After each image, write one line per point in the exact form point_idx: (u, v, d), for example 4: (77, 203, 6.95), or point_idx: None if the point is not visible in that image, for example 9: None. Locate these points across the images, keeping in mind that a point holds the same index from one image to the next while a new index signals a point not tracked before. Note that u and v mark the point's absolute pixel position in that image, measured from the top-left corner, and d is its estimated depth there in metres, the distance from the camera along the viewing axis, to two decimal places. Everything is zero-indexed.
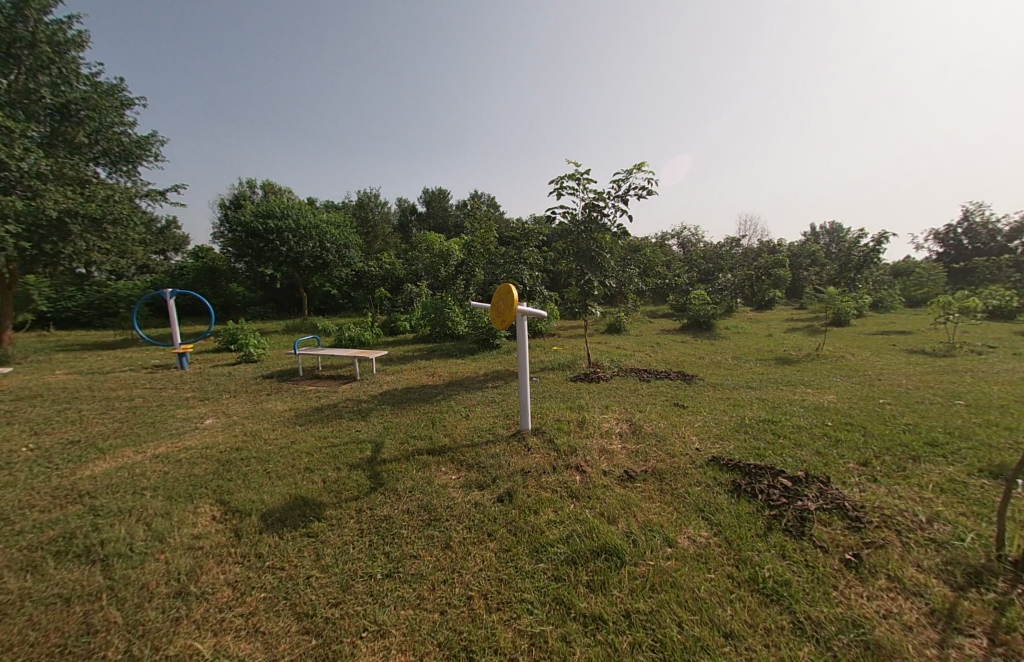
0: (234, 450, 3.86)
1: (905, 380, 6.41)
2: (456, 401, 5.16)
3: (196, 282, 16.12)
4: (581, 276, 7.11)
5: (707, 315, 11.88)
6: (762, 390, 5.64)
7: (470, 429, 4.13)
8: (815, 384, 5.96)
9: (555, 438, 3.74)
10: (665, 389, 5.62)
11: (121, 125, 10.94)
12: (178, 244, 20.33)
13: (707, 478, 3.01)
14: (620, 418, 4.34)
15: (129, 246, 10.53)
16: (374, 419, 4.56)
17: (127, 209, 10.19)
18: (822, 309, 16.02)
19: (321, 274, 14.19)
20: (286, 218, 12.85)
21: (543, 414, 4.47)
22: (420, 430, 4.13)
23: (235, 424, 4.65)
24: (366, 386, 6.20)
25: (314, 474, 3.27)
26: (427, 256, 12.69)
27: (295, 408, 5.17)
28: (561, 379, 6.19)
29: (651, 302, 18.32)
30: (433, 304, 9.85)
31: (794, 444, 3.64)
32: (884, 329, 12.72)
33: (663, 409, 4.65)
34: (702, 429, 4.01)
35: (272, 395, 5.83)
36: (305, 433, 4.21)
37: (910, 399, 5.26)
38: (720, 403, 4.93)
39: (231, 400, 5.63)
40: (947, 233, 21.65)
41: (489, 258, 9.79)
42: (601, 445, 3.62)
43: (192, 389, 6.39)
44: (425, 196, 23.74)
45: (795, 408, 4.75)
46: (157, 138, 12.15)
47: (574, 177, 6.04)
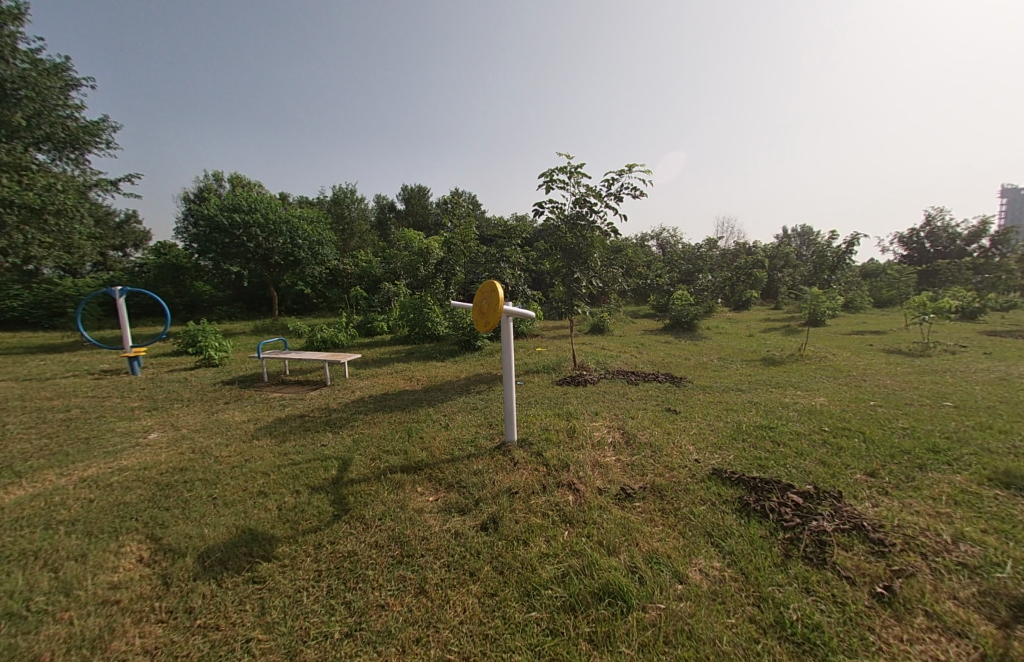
0: (178, 471, 3.40)
1: (891, 381, 6.35)
2: (434, 408, 4.78)
3: (157, 281, 15.16)
4: (566, 275, 6.83)
5: (690, 316, 11.79)
6: (753, 392, 5.45)
7: (450, 442, 3.76)
8: (804, 386, 5.82)
9: (543, 450, 3.41)
10: (654, 392, 5.37)
11: (67, 109, 10.10)
12: (139, 240, 19.12)
13: (712, 495, 2.74)
14: (611, 425, 4.05)
15: (77, 240, 9.71)
16: (343, 431, 4.15)
17: (73, 200, 9.37)
18: (797, 310, 16.26)
19: (292, 272, 13.50)
20: (254, 212, 12.11)
21: (529, 422, 4.14)
22: (394, 443, 3.74)
23: (183, 439, 4.15)
24: (336, 392, 5.74)
25: (268, 500, 2.85)
26: (404, 253, 12.19)
27: (255, 418, 4.69)
28: (546, 382, 5.88)
29: (632, 303, 18.25)
30: (411, 304, 9.39)
31: (796, 453, 3.42)
32: (859, 328, 12.92)
33: (656, 415, 4.38)
34: (699, 437, 3.76)
35: (230, 404, 5.31)
36: (264, 448, 3.77)
37: (900, 401, 5.16)
38: (714, 408, 4.71)
39: (184, 411, 5.11)
40: (911, 236, 22.37)
41: (469, 256, 9.41)
42: (594, 457, 3.31)
43: (141, 398, 5.80)
44: (403, 193, 23.09)
45: (790, 412, 4.56)
46: (109, 124, 11.32)
47: (566, 171, 5.75)
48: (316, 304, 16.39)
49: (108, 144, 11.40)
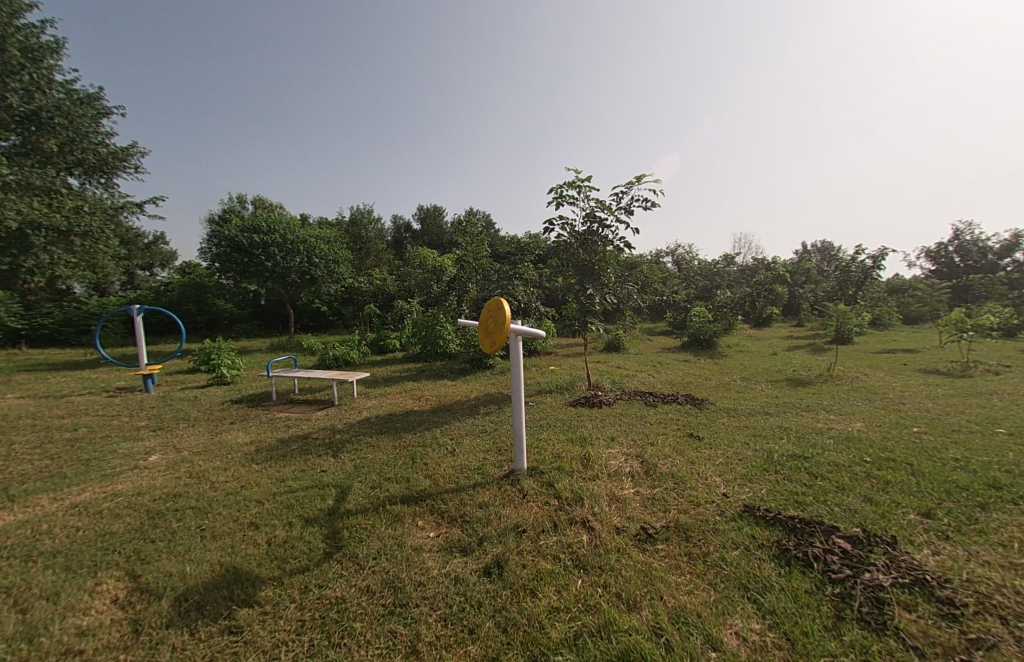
0: (171, 497, 3.24)
1: (932, 404, 5.89)
2: (441, 431, 4.56)
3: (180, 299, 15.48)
4: (580, 292, 6.62)
5: (709, 334, 11.39)
6: (781, 416, 5.08)
7: (455, 469, 3.53)
8: (837, 410, 5.42)
9: (555, 481, 3.15)
10: (674, 415, 5.04)
11: (98, 135, 10.48)
12: (165, 260, 19.66)
13: (745, 538, 2.44)
14: (629, 453, 3.77)
15: (101, 260, 9.94)
16: (345, 455, 3.95)
17: (99, 222, 9.62)
18: (822, 327, 15.65)
19: (308, 290, 13.61)
20: (272, 232, 12.29)
21: (541, 448, 3.88)
22: (397, 470, 3.52)
23: (183, 462, 4.01)
24: (343, 412, 5.58)
25: (258, 533, 2.65)
26: (418, 271, 12.17)
27: (258, 440, 4.54)
28: (560, 403, 5.62)
29: (648, 320, 17.85)
30: (422, 321, 9.27)
31: (837, 488, 3.09)
32: (890, 346, 12.30)
33: (677, 441, 4.07)
34: (726, 468, 3.44)
35: (236, 424, 5.19)
36: (262, 474, 3.59)
37: (945, 427, 4.73)
38: (740, 433, 4.37)
39: (188, 431, 4.99)
40: (939, 250, 21.55)
41: (482, 273, 9.28)
42: (611, 490, 3.03)
43: (150, 417, 5.74)
44: (419, 212, 23.34)
45: (824, 439, 4.20)
46: (137, 149, 11.72)
47: (575, 185, 5.60)
48: (331, 322, 16.47)
49: (136, 168, 11.78)
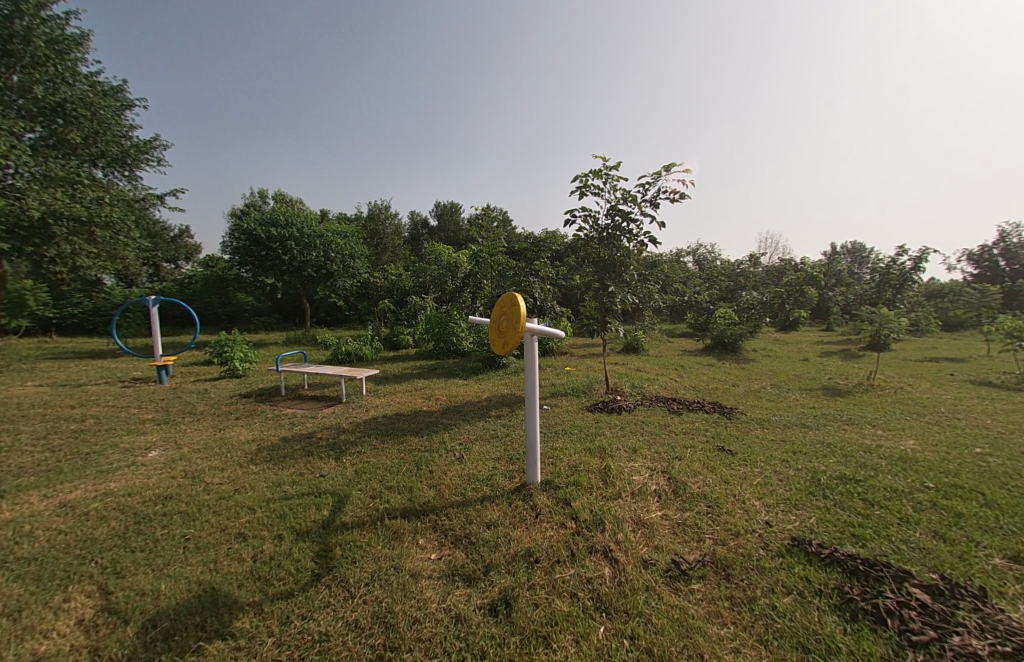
0: (161, 500, 3.03)
1: (988, 420, 5.34)
2: (450, 435, 4.27)
3: (202, 291, 15.63)
4: (601, 289, 6.25)
5: (734, 337, 10.87)
6: (821, 431, 4.63)
7: (463, 479, 3.25)
8: (883, 424, 4.94)
9: (572, 499, 2.83)
10: (701, 425, 4.65)
11: (122, 128, 10.54)
12: (191, 253, 19.90)
13: (798, 583, 2.10)
14: (653, 467, 3.42)
15: (121, 251, 9.98)
16: (347, 459, 3.70)
17: (119, 213, 9.65)
18: (854, 332, 14.85)
19: (324, 284, 13.55)
20: (290, 226, 12.23)
21: (556, 458, 3.56)
22: (401, 478, 3.26)
23: (180, 460, 3.82)
24: (349, 410, 5.36)
25: (245, 547, 2.41)
26: (433, 266, 11.95)
27: (260, 439, 4.34)
28: (577, 408, 5.27)
29: (668, 321, 17.26)
30: (436, 317, 9.03)
31: (901, 521, 2.70)
32: (931, 354, 11.53)
33: (706, 456, 3.71)
34: (765, 490, 3.06)
35: (240, 421, 5.01)
36: (258, 477, 3.36)
37: (1011, 449, 4.22)
38: (775, 448, 3.98)
39: (192, 426, 4.83)
40: (982, 253, 20.28)
41: (497, 270, 8.97)
42: (636, 512, 2.69)
43: (158, 409, 5.62)
44: (437, 208, 23.21)
45: (873, 459, 3.76)
46: (161, 142, 11.80)
47: (601, 174, 5.26)
48: (348, 316, 16.42)
49: (159, 161, 11.87)
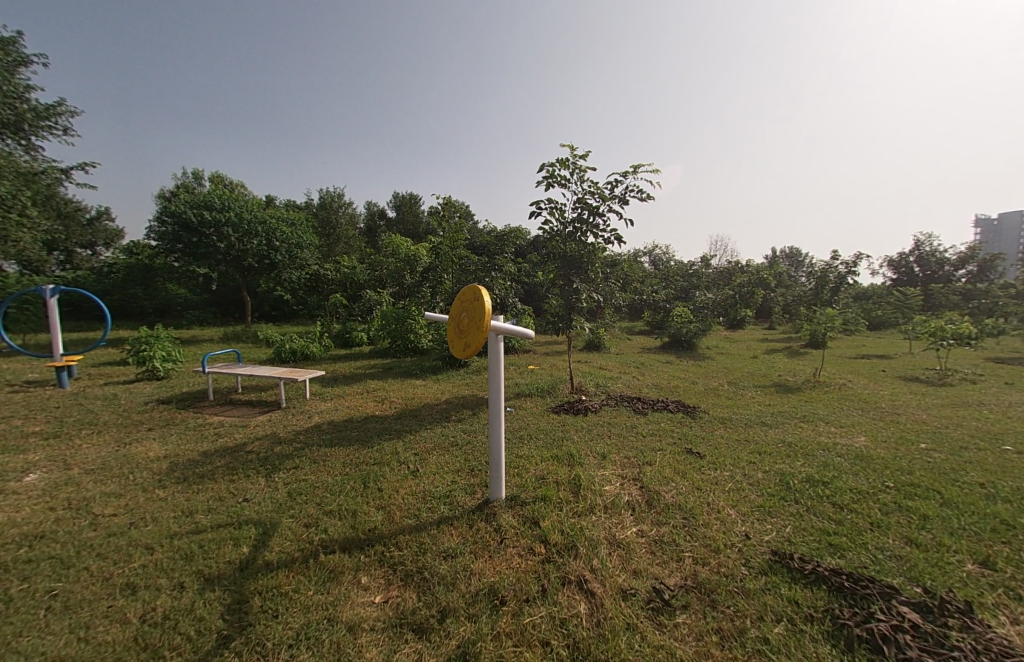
0: (29, 541, 2.45)
1: (926, 415, 5.61)
2: (404, 444, 3.86)
3: (123, 283, 14.00)
4: (565, 285, 6.00)
5: (690, 335, 11.08)
6: (782, 429, 4.62)
7: (417, 496, 2.87)
8: (836, 421, 5.05)
9: (540, 517, 2.53)
10: (667, 426, 4.51)
11: (16, 89, 9.10)
12: (114, 237, 17.56)
13: (787, 608, 1.91)
14: (624, 475, 3.20)
15: (17, 234, 8.46)
16: (279, 477, 3.20)
17: (9, 188, 8.22)
18: (795, 330, 15.72)
19: (267, 276, 12.48)
20: (227, 210, 11.08)
21: (521, 469, 3.24)
22: (344, 498, 2.84)
23: (69, 485, 3.17)
24: (289, 416, 4.78)
25: (132, 605, 1.95)
26: (388, 258, 11.30)
27: (175, 455, 3.71)
28: (541, 410, 4.99)
29: (626, 319, 17.50)
30: (390, 313, 8.48)
31: (873, 526, 2.62)
32: (863, 352, 12.33)
33: (676, 460, 3.55)
34: (739, 497, 2.91)
35: (154, 432, 4.33)
36: (165, 506, 2.82)
37: (953, 443, 4.38)
38: (743, 449, 3.90)
39: (90, 441, 4.09)
40: (900, 260, 22.19)
41: (458, 264, 8.52)
42: (610, 531, 2.43)
43: (50, 420, 4.75)
44: (394, 199, 22.32)
45: (836, 458, 3.74)
46: (67, 108, 10.36)
47: (568, 165, 5.01)
48: (294, 311, 15.30)
49: (65, 129, 10.42)
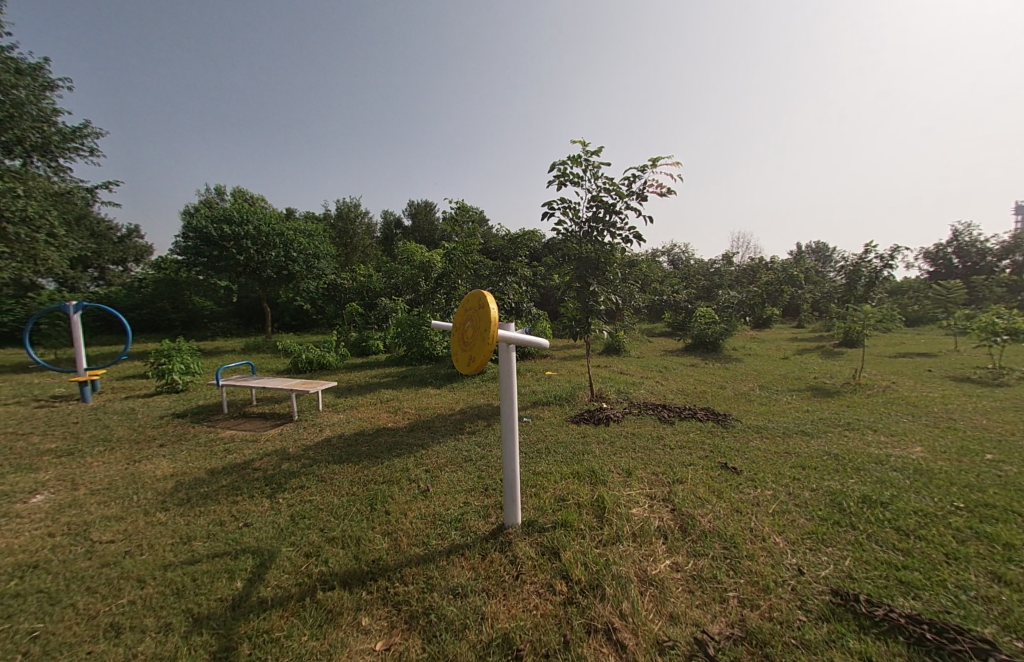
0: (21, 571, 2.32)
1: (985, 420, 5.10)
2: (415, 459, 3.65)
3: (150, 297, 14.37)
4: (582, 288, 5.73)
5: (715, 336, 10.62)
6: (824, 438, 4.23)
7: (427, 520, 2.65)
8: (884, 428, 4.62)
9: (561, 547, 2.28)
10: (697, 437, 4.19)
11: (43, 112, 9.39)
12: (143, 252, 18.05)
13: None
14: (653, 495, 2.91)
15: (44, 252, 8.65)
16: (283, 498, 3.03)
17: (37, 208, 8.41)
18: (826, 328, 14.98)
19: (285, 287, 12.58)
20: (245, 223, 11.20)
21: (539, 488, 2.98)
22: (348, 523, 2.63)
23: (72, 507, 3.07)
24: (300, 430, 4.64)
25: (114, 651, 1.78)
26: (403, 265, 11.23)
27: (182, 473, 3.58)
28: (560, 420, 4.72)
29: (646, 321, 17.07)
30: (405, 320, 8.35)
31: (949, 558, 2.26)
32: (902, 350, 11.60)
33: (710, 477, 3.23)
34: (785, 521, 2.58)
35: (165, 448, 4.24)
36: (163, 531, 2.68)
37: (1022, 454, 3.92)
38: (783, 463, 3.55)
39: (101, 458, 4.01)
40: (937, 251, 21.02)
41: (472, 269, 8.33)
42: (639, 564, 2.15)
43: (66, 436, 4.72)
44: (410, 207, 22.43)
45: (890, 474, 3.35)
46: (92, 130, 10.68)
47: (581, 162, 4.76)
48: (313, 320, 15.43)
49: (90, 150, 10.73)
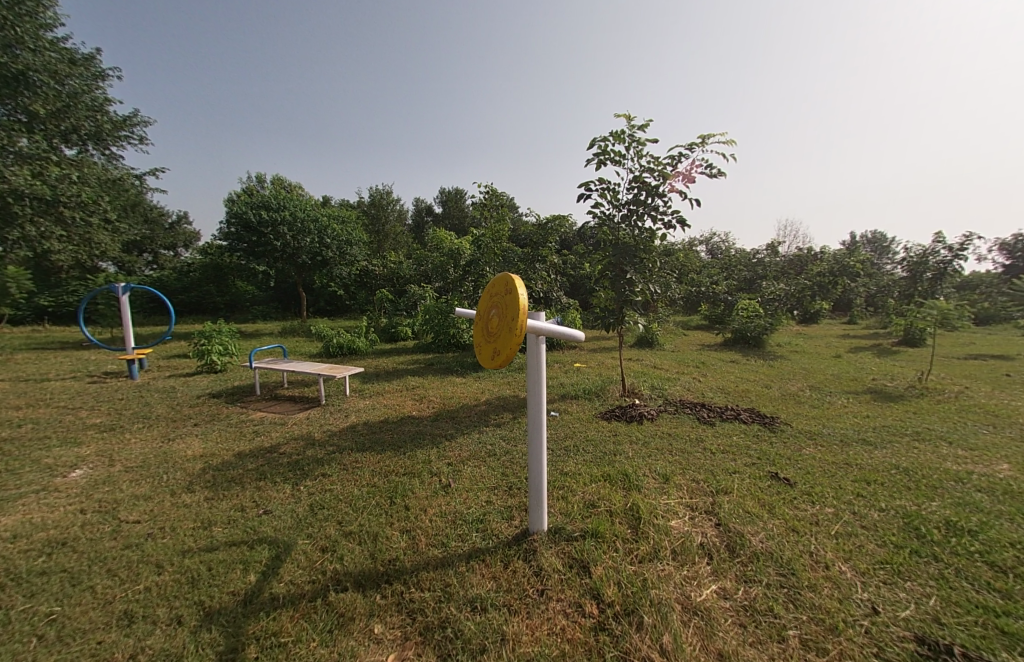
0: (49, 548, 2.33)
1: None
2: (438, 451, 3.52)
3: (197, 280, 15.01)
4: (617, 277, 5.41)
5: (758, 331, 10.00)
6: (887, 449, 3.81)
7: (448, 518, 2.50)
8: (958, 440, 4.12)
9: (592, 561, 2.07)
10: (740, 441, 3.85)
11: (97, 101, 9.78)
12: (191, 238, 18.85)
13: None
14: (694, 506, 2.64)
15: (97, 236, 9.09)
16: (304, 486, 2.96)
17: (91, 193, 8.78)
18: (883, 325, 13.88)
19: (320, 272, 12.81)
20: (283, 208, 11.41)
21: (567, 491, 2.78)
22: (367, 517, 2.52)
23: (105, 484, 3.11)
24: (327, 415, 4.62)
25: (124, 643, 1.72)
26: (434, 252, 11.16)
27: (210, 454, 3.60)
28: (589, 415, 4.47)
29: (682, 313, 16.41)
30: (434, 307, 8.26)
31: None
32: (972, 352, 10.56)
33: (758, 488, 2.92)
34: (852, 547, 2.28)
35: (198, 428, 4.30)
36: (186, 514, 2.65)
37: None
38: (841, 475, 3.18)
39: (138, 435, 4.11)
40: (1015, 244, 19.01)
41: (502, 256, 8.12)
42: (681, 589, 1.93)
43: (111, 412, 4.90)
44: (442, 195, 22.41)
45: (974, 496, 2.93)
46: (141, 118, 11.09)
47: (623, 138, 4.42)
48: (347, 306, 15.70)
49: (140, 138, 11.16)
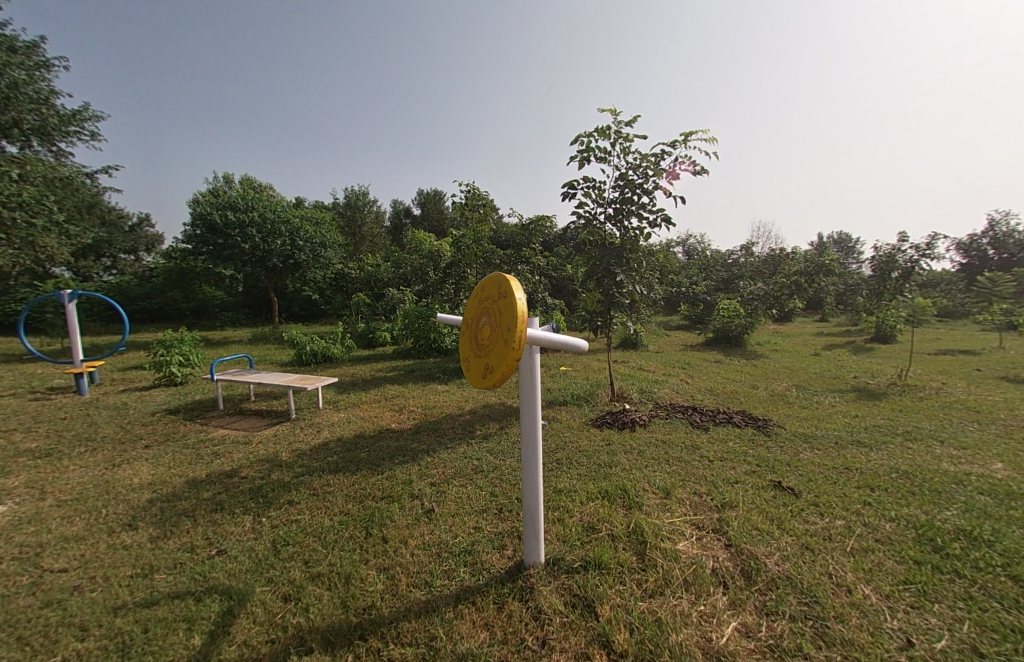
0: None
1: None
2: (418, 469, 3.22)
3: (160, 286, 14.20)
4: (603, 277, 5.20)
5: (739, 330, 10.03)
6: (884, 451, 3.71)
7: (431, 552, 2.21)
8: (949, 438, 4.07)
9: (599, 600, 1.83)
10: (738, 447, 3.70)
11: (41, 93, 9.06)
12: (154, 242, 17.88)
13: None
14: (701, 526, 2.41)
15: (42, 240, 8.37)
16: (267, 517, 2.62)
17: (34, 192, 8.07)
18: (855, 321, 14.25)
19: (292, 276, 12.25)
20: (251, 210, 10.85)
21: (563, 512, 2.53)
22: (339, 553, 2.21)
23: (30, 523, 2.69)
24: (297, 431, 4.25)
25: None
26: (412, 254, 10.81)
27: (162, 481, 3.21)
28: (579, 423, 4.26)
29: (662, 314, 16.50)
30: (414, 311, 7.92)
31: None
32: (941, 347, 10.88)
33: (764, 501, 2.73)
34: (871, 566, 2.11)
35: (150, 449, 3.88)
36: (124, 558, 2.28)
37: None
38: (845, 482, 3.04)
39: (79, 461, 3.67)
40: (971, 243, 19.87)
41: (483, 257, 7.85)
42: (699, 630, 1.71)
43: (51, 434, 4.41)
44: (419, 196, 22.00)
45: (978, 499, 2.83)
46: (93, 113, 10.37)
47: (608, 134, 4.23)
48: (322, 311, 15.13)
49: (92, 134, 10.43)
